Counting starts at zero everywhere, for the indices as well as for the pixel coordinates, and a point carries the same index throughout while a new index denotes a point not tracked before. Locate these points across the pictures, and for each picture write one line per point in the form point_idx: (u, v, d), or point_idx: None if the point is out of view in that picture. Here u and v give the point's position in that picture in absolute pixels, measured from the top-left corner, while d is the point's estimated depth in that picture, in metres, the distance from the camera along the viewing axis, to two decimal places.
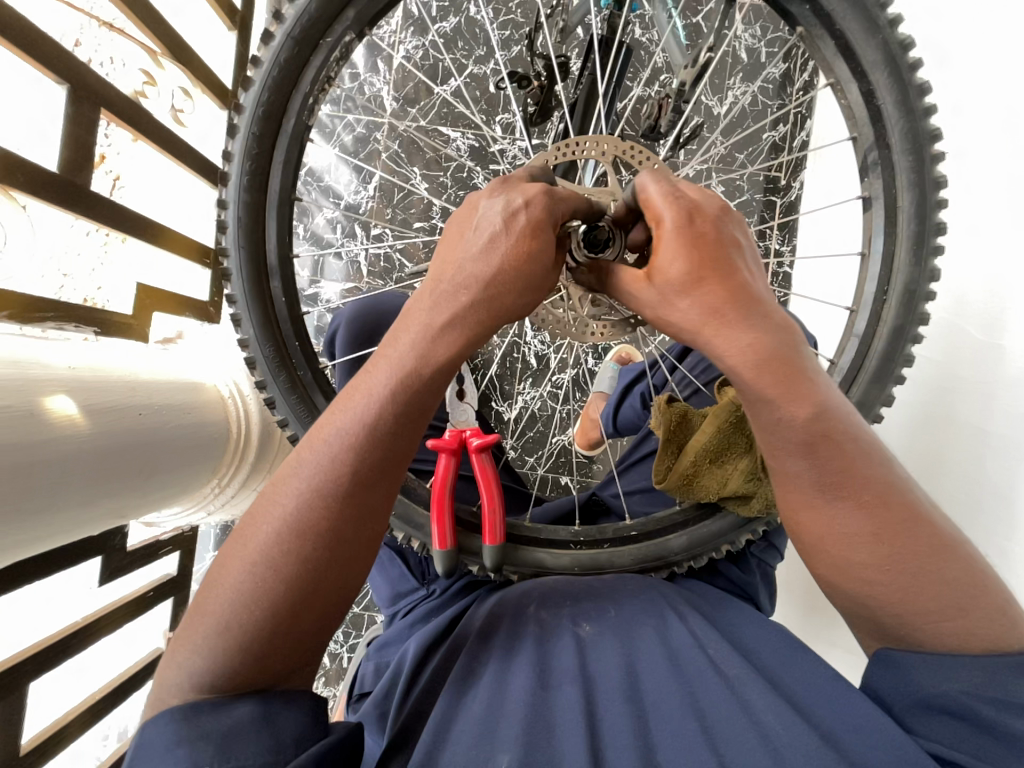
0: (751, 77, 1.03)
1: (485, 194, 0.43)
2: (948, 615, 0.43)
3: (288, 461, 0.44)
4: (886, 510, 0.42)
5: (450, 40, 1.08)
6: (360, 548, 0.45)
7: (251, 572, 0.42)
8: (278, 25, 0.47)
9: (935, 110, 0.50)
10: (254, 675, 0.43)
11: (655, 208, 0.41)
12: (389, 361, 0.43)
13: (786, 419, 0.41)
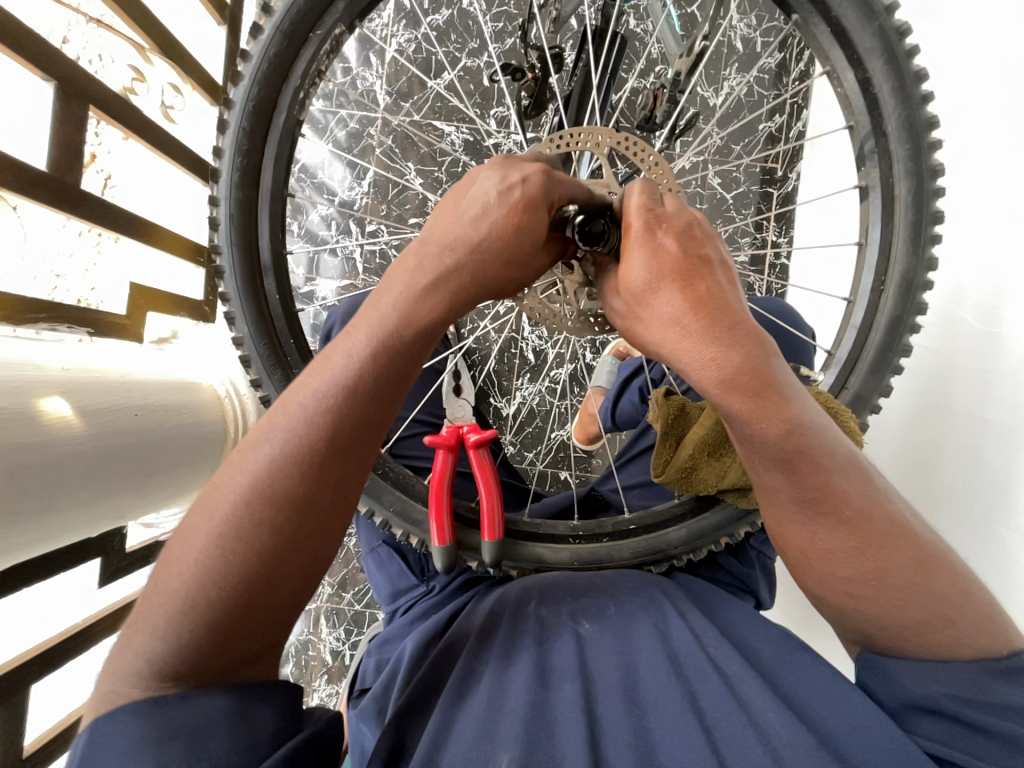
0: (746, 67, 1.02)
1: (487, 166, 0.43)
2: (937, 627, 0.43)
3: (256, 431, 0.43)
4: (869, 526, 0.42)
5: (443, 33, 1.07)
6: (333, 516, 0.44)
7: (213, 545, 0.41)
8: (267, 18, 0.47)
9: (932, 97, 0.49)
10: (216, 656, 0.42)
11: (627, 219, 0.42)
12: (368, 328, 0.42)
13: (759, 436, 0.40)
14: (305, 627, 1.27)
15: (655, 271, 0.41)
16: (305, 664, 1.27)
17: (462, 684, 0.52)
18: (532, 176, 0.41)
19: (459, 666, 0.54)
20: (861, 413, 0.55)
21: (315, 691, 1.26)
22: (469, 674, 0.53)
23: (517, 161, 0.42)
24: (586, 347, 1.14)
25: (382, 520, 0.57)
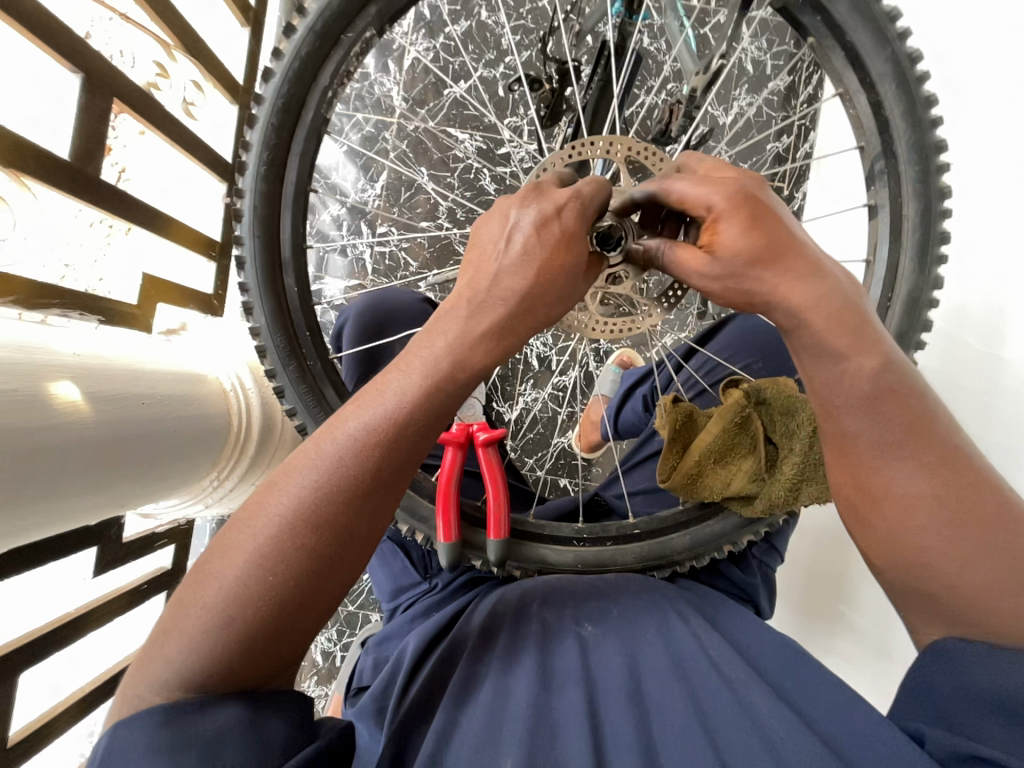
0: (756, 89, 1.04)
1: (516, 198, 0.44)
2: (1013, 592, 0.42)
3: (301, 455, 0.44)
4: (950, 472, 0.43)
5: (461, 43, 1.09)
6: (367, 545, 0.45)
7: (252, 567, 0.41)
8: (300, 19, 0.48)
9: (942, 122, 0.51)
10: (242, 671, 0.42)
11: (698, 197, 0.41)
12: (422, 361, 0.44)
13: (852, 369, 0.42)
14: None
15: (757, 215, 0.40)
16: (295, 665, 1.25)
17: (467, 684, 0.53)
18: (564, 207, 0.42)
19: (464, 666, 0.55)
20: None
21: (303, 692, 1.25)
22: (472, 677, 0.53)
23: (546, 194, 0.43)
24: (590, 355, 1.15)
25: None
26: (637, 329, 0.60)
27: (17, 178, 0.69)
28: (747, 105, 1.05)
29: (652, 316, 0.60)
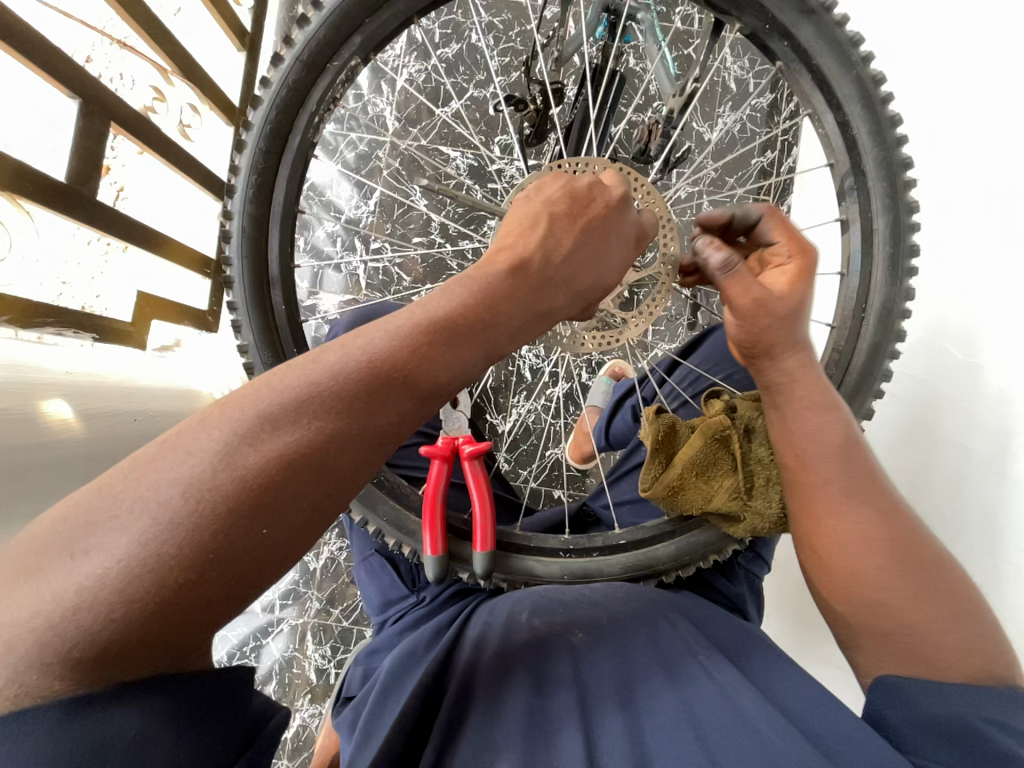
0: (739, 106, 1.07)
1: (609, 196, 0.46)
2: (948, 630, 0.48)
3: (312, 372, 0.34)
4: (895, 524, 0.50)
5: (451, 65, 1.12)
6: (342, 482, 0.34)
7: (211, 505, 0.30)
8: (288, 49, 0.50)
9: (907, 140, 0.53)
10: (156, 647, 0.30)
11: (781, 258, 0.50)
12: (473, 306, 0.38)
13: (823, 427, 0.50)
14: (290, 644, 1.24)
15: (805, 294, 0.50)
16: (288, 683, 1.24)
17: (464, 700, 0.53)
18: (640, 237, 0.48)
19: (461, 677, 0.55)
20: None
21: (296, 711, 1.22)
22: (470, 690, 0.53)
23: (627, 210, 0.47)
24: (582, 366, 1.16)
25: (375, 529, 0.57)
26: (621, 341, 0.61)
27: (14, 200, 0.70)
28: (731, 121, 1.08)
29: (635, 327, 0.61)
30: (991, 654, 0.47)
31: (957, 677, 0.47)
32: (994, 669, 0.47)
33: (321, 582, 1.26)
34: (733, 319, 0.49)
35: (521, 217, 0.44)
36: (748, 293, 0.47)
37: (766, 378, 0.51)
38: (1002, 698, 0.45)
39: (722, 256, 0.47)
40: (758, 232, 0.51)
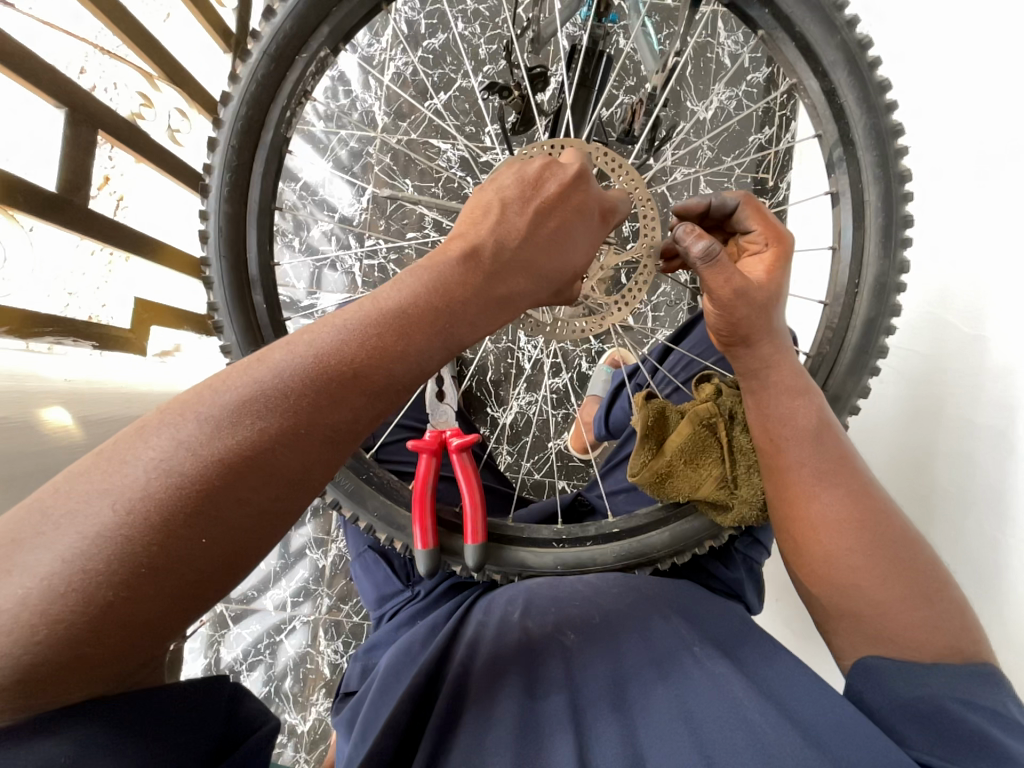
0: (734, 83, 1.04)
1: (564, 178, 0.44)
2: (919, 606, 0.48)
3: (250, 373, 0.33)
4: (866, 505, 0.50)
5: (438, 56, 1.11)
6: (294, 485, 0.34)
7: (144, 517, 0.30)
8: (255, 42, 0.49)
9: (897, 106, 0.51)
10: (100, 674, 0.30)
11: (756, 245, 0.52)
12: (425, 297, 0.37)
13: (793, 413, 0.50)
14: (304, 639, 1.26)
15: (782, 280, 0.50)
16: (303, 679, 1.26)
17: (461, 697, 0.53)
18: (608, 217, 0.47)
19: (455, 674, 0.55)
20: (839, 413, 0.56)
21: (312, 705, 1.25)
22: (465, 692, 0.53)
23: (592, 191, 0.45)
24: (581, 356, 1.14)
25: (366, 524, 0.57)
26: (604, 325, 0.59)
27: (7, 212, 0.71)
28: (727, 99, 1.05)
29: (617, 311, 0.59)
30: (962, 634, 0.48)
31: (928, 657, 0.47)
32: (966, 649, 0.47)
33: (331, 579, 1.28)
34: (712, 308, 0.48)
35: (473, 208, 0.42)
36: (728, 284, 0.46)
37: (740, 366, 0.51)
38: (974, 676, 0.46)
39: (703, 245, 0.46)
40: (734, 221, 0.53)
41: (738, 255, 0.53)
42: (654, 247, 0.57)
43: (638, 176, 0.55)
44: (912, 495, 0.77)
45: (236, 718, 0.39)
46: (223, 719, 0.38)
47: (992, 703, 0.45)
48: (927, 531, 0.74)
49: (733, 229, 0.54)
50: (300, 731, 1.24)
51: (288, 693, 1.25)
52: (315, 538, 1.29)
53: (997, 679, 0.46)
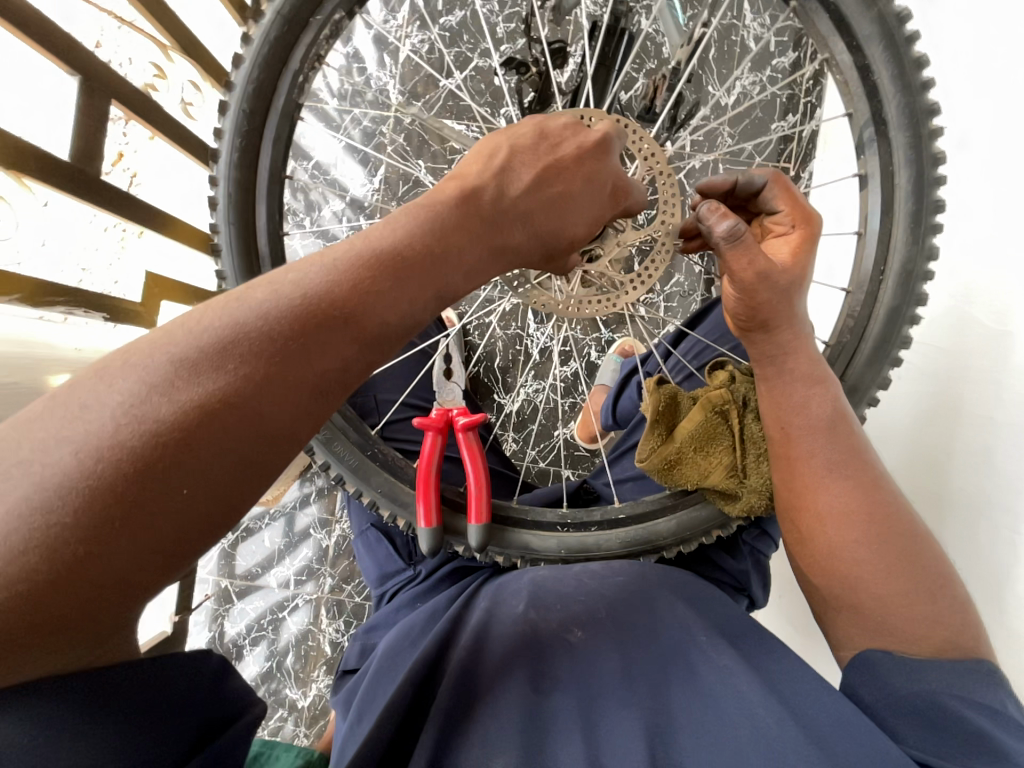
0: (759, 67, 1.01)
1: (586, 140, 0.44)
2: (919, 599, 0.47)
3: (235, 310, 0.32)
4: (876, 500, 0.49)
5: (455, 34, 1.08)
6: (278, 434, 0.32)
7: (115, 464, 0.27)
8: (268, 4, 0.48)
9: (934, 84, 0.48)
10: (65, 638, 0.28)
11: (781, 226, 0.50)
12: (420, 238, 0.37)
13: (809, 404, 0.49)
14: (306, 617, 1.28)
15: (807, 263, 0.48)
16: (304, 655, 1.27)
17: (465, 699, 0.50)
18: (620, 186, 0.46)
19: (458, 668, 0.53)
20: (857, 404, 0.55)
21: (313, 681, 1.26)
22: (472, 687, 0.51)
23: (609, 160, 0.45)
24: (591, 344, 1.13)
25: (370, 500, 0.57)
26: (616, 307, 0.59)
27: (18, 179, 0.70)
28: (751, 84, 1.01)
29: (631, 291, 0.58)
30: (962, 630, 0.46)
31: (925, 650, 0.46)
32: (966, 644, 0.46)
33: (334, 559, 1.29)
34: (732, 291, 0.47)
35: (486, 146, 0.42)
36: (751, 265, 0.45)
37: (758, 352, 0.50)
38: (976, 672, 0.44)
39: (728, 224, 0.44)
40: (761, 200, 0.51)
41: (762, 236, 0.52)
42: (673, 229, 0.55)
43: (661, 152, 0.54)
44: (927, 495, 0.75)
45: (220, 705, 0.37)
46: (206, 697, 0.36)
47: (990, 701, 0.43)
48: (941, 531, 0.73)
49: (758, 208, 0.52)
50: (301, 706, 1.26)
51: (289, 669, 1.27)
52: (319, 518, 1.30)
53: (994, 674, 0.44)
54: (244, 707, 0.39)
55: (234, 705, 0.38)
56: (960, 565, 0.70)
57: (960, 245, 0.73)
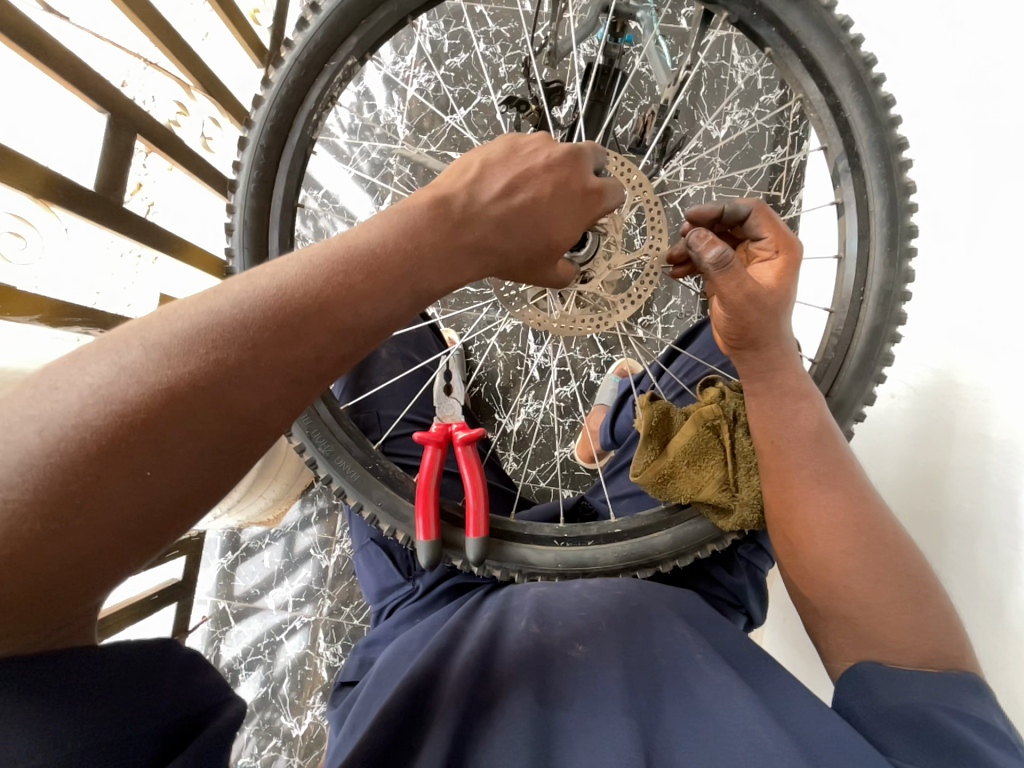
0: (748, 104, 1.06)
1: (554, 153, 0.46)
2: (908, 609, 0.48)
3: (209, 302, 0.34)
4: (860, 510, 0.50)
5: (460, 74, 1.15)
6: (248, 420, 0.34)
7: (79, 444, 0.29)
8: (287, 51, 0.53)
9: (902, 120, 0.52)
10: (37, 610, 0.30)
11: (766, 251, 0.53)
12: (395, 239, 0.39)
13: (796, 416, 0.51)
14: (304, 641, 1.26)
15: (792, 285, 0.51)
16: (301, 681, 1.25)
17: (474, 706, 0.51)
18: (591, 195, 0.49)
19: (461, 679, 0.54)
20: (843, 420, 0.57)
21: (308, 708, 1.24)
22: (474, 700, 0.52)
23: (580, 170, 0.48)
24: (590, 365, 1.14)
25: (370, 513, 0.58)
26: (608, 325, 0.61)
27: (45, 205, 0.74)
28: (740, 119, 1.06)
29: (623, 311, 0.61)
30: (948, 640, 0.48)
31: (913, 661, 0.47)
32: (951, 655, 0.47)
33: (334, 581, 1.28)
34: (722, 312, 0.49)
35: (460, 163, 0.45)
36: (741, 288, 0.47)
37: (747, 369, 0.52)
38: (961, 684, 0.46)
39: (716, 251, 0.46)
40: (746, 227, 0.54)
41: (748, 261, 0.55)
42: (661, 257, 0.59)
43: (648, 182, 0.57)
44: (925, 514, 0.75)
45: (194, 706, 0.39)
46: (171, 693, 0.37)
47: (980, 714, 0.44)
48: (939, 550, 0.73)
49: (743, 234, 0.55)
50: (295, 736, 1.23)
51: (285, 696, 1.25)
52: (320, 539, 1.30)
53: (981, 687, 0.46)
54: (221, 703, 0.41)
55: (210, 702, 0.40)
56: (960, 585, 0.69)
57: (947, 270, 0.75)
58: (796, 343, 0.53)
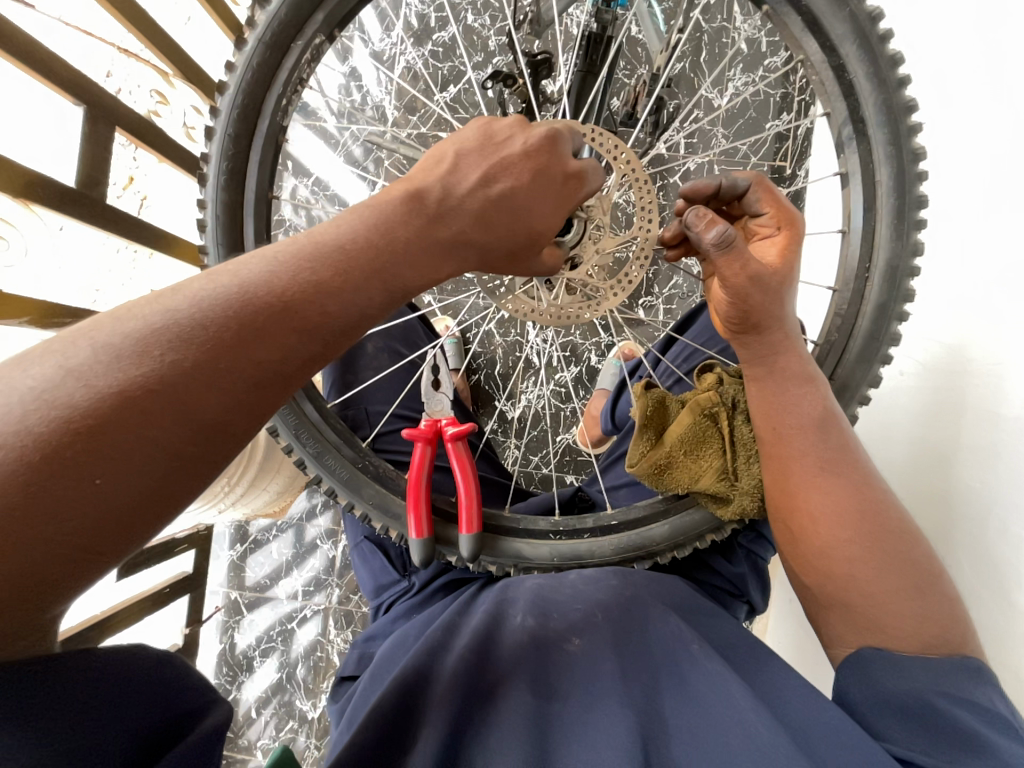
0: (752, 67, 1.00)
1: (531, 138, 0.43)
2: (910, 596, 0.47)
3: (165, 301, 0.31)
4: (864, 496, 0.49)
5: (449, 49, 1.10)
6: (211, 424, 0.31)
7: (20, 454, 0.26)
8: (250, 31, 0.50)
9: (911, 80, 0.48)
10: None
11: (765, 228, 0.50)
12: (366, 233, 0.37)
13: (803, 399, 0.49)
14: (316, 628, 1.28)
15: (795, 263, 0.48)
16: (314, 665, 1.28)
17: (465, 704, 0.51)
18: (573, 178, 0.45)
19: (454, 675, 0.53)
20: (848, 403, 0.54)
21: (322, 693, 1.26)
22: (463, 703, 0.51)
23: (558, 153, 0.44)
24: (590, 349, 1.12)
25: (362, 512, 0.58)
26: (600, 311, 0.59)
27: (25, 203, 0.72)
28: (743, 85, 1.00)
29: (614, 295, 0.58)
30: (951, 625, 0.46)
31: (914, 648, 0.46)
32: (954, 641, 0.46)
33: (341, 570, 1.29)
34: (724, 295, 0.46)
35: (432, 154, 0.42)
36: (744, 270, 0.44)
37: (749, 354, 0.50)
38: (965, 669, 0.44)
39: (717, 231, 0.43)
40: (745, 202, 0.50)
41: (747, 239, 0.51)
42: (652, 240, 0.56)
43: (636, 159, 0.54)
44: (934, 495, 0.73)
45: (181, 705, 0.38)
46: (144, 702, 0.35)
47: (983, 701, 0.43)
48: (950, 531, 0.70)
49: (741, 210, 0.52)
50: (311, 718, 1.26)
51: (300, 681, 1.28)
52: (326, 530, 1.30)
53: (984, 672, 0.45)
54: (210, 704, 0.40)
55: (196, 701, 0.39)
56: (971, 567, 0.67)
57: (966, 237, 0.71)
58: (799, 325, 0.51)
